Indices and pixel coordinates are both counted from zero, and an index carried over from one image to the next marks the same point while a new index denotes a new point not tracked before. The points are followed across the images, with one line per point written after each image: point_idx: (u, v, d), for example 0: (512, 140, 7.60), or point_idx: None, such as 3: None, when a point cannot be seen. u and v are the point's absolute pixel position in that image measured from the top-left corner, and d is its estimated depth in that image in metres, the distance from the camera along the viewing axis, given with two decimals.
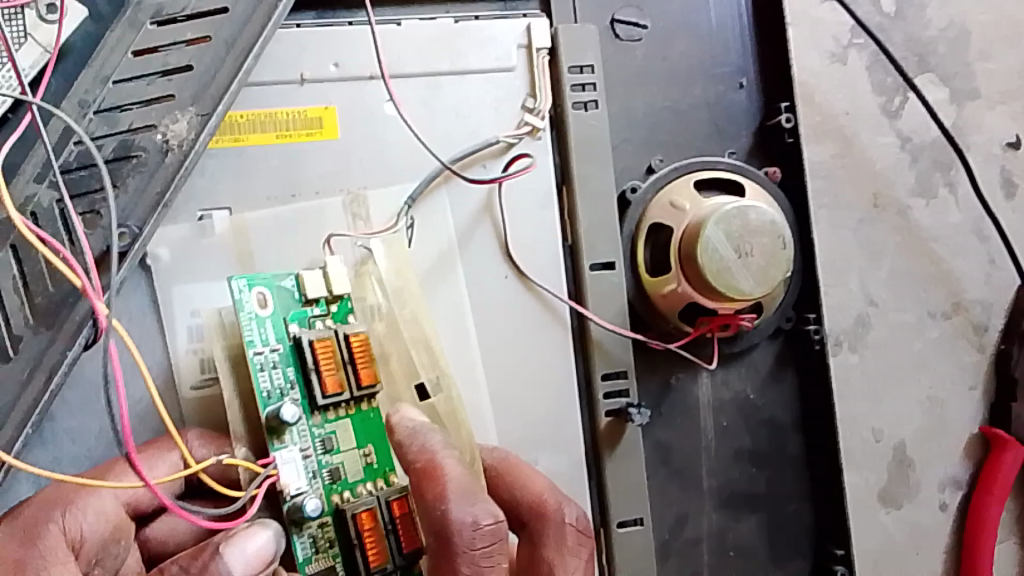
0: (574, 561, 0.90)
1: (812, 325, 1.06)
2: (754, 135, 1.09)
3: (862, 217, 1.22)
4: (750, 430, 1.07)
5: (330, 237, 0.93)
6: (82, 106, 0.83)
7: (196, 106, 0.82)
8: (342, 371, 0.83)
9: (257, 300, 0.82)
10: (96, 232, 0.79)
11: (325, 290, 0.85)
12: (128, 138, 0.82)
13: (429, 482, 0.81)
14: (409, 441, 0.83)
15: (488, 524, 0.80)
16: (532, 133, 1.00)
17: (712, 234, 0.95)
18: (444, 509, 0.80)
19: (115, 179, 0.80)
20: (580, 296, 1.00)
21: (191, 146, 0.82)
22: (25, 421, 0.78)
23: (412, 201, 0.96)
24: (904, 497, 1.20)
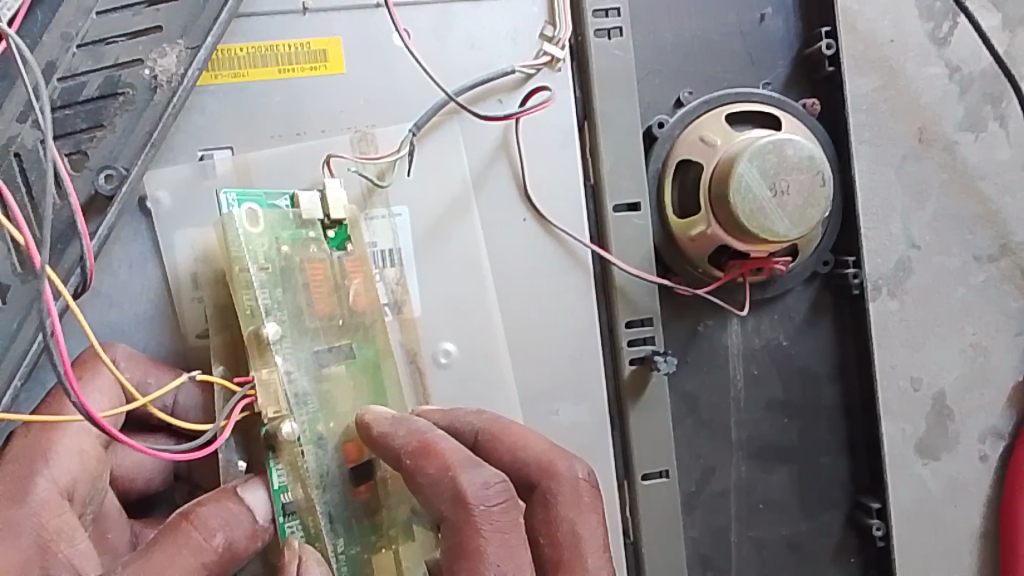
0: (593, 517, 0.78)
1: (851, 269, 1.00)
2: (792, 65, 1.01)
3: (906, 153, 1.14)
4: (783, 379, 1.02)
5: (330, 156, 0.88)
6: (64, 39, 0.77)
7: (186, 38, 0.80)
8: (333, 295, 0.80)
9: (247, 216, 0.77)
10: (82, 174, 0.77)
11: (320, 213, 0.81)
12: (114, 74, 0.78)
13: (427, 461, 0.72)
14: (392, 429, 0.74)
15: (498, 486, 0.72)
16: (552, 64, 0.93)
17: (745, 170, 0.89)
18: (453, 476, 0.71)
19: (101, 118, 0.78)
20: (604, 240, 0.95)
21: (180, 82, 0.80)
22: (15, 373, 0.76)
23: (417, 129, 0.90)
24: (943, 448, 1.14)
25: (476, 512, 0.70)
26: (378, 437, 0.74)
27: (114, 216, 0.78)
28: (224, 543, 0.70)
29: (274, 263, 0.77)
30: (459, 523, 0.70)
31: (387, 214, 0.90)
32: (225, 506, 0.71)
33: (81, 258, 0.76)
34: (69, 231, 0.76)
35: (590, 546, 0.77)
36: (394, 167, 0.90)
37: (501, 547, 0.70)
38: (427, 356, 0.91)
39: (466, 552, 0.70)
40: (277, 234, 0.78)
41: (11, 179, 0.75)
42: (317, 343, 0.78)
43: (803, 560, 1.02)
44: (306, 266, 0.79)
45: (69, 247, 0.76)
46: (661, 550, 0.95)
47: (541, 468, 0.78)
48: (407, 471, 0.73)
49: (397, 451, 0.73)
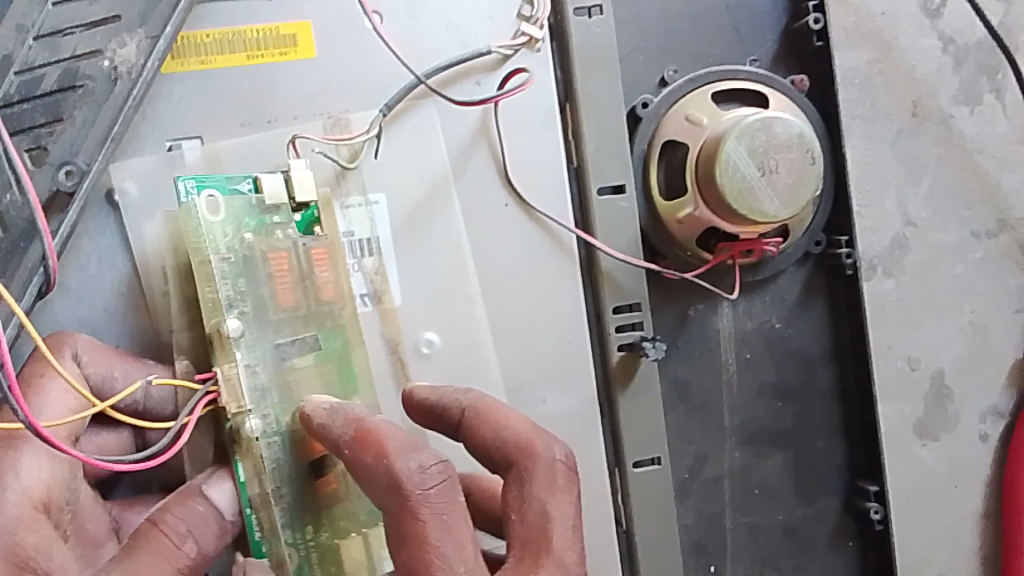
0: (567, 500, 0.75)
1: (845, 249, 0.97)
2: (780, 40, 0.98)
3: (900, 128, 1.11)
4: (776, 362, 1.00)
5: (295, 138, 0.85)
6: (20, 30, 0.74)
7: (145, 27, 0.77)
8: (298, 283, 0.76)
9: (207, 204, 0.74)
10: (42, 169, 0.74)
11: (286, 197, 0.78)
12: (72, 66, 0.75)
13: (364, 450, 0.66)
14: (330, 419, 0.69)
15: (437, 468, 0.66)
16: (531, 44, 0.91)
17: (732, 150, 0.86)
18: (387, 464, 0.65)
19: (59, 111, 0.75)
20: (588, 225, 0.92)
21: (141, 72, 0.77)
22: None
23: (388, 108, 0.88)
24: (942, 428, 1.12)
25: (413, 498, 0.65)
26: (318, 428, 0.69)
27: (75, 213, 0.75)
28: (194, 548, 0.70)
29: (232, 255, 0.74)
30: (400, 509, 0.65)
31: (364, 202, 0.87)
32: (193, 509, 0.71)
33: (43, 257, 0.73)
34: (30, 229, 0.72)
35: (558, 526, 0.73)
36: (364, 149, 0.87)
37: (444, 531, 0.65)
38: (410, 346, 0.88)
39: (409, 540, 0.65)
40: (241, 222, 0.75)
41: None
42: (279, 336, 0.74)
43: (800, 546, 1.00)
44: (268, 255, 0.75)
45: (30, 247, 0.72)
46: (653, 539, 0.93)
47: (521, 448, 0.75)
48: (347, 461, 0.68)
49: (336, 441, 0.68)
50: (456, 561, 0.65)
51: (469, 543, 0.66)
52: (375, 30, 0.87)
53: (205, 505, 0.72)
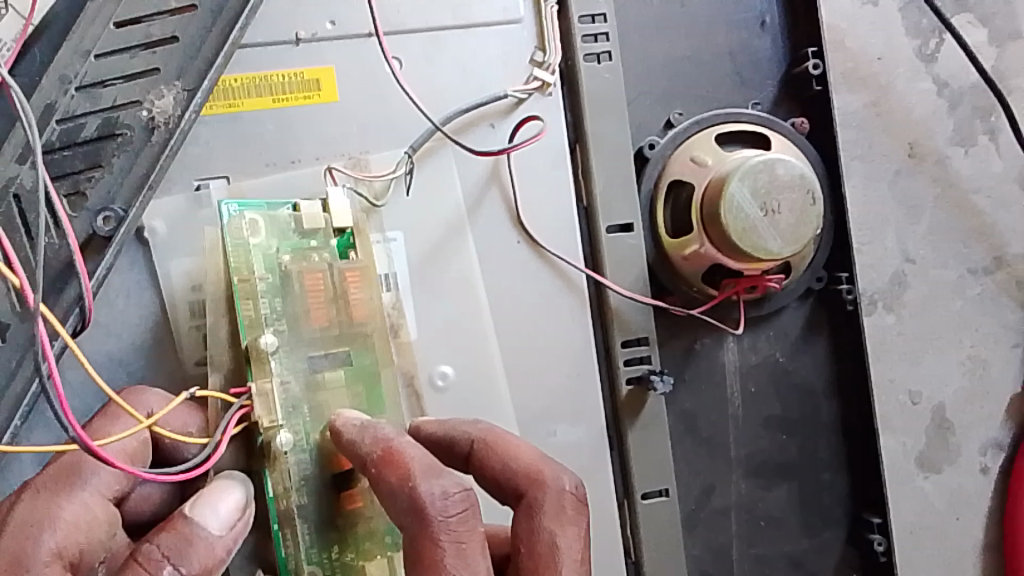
0: (573, 531, 0.76)
1: (845, 285, 1.01)
2: (781, 84, 1.02)
3: (898, 168, 1.15)
4: (781, 395, 1.02)
5: (331, 167, 0.90)
6: (62, 81, 0.79)
7: (182, 80, 0.81)
8: (331, 303, 0.79)
9: (246, 226, 0.79)
10: (80, 214, 0.78)
11: (324, 221, 0.82)
12: (111, 116, 0.79)
13: (389, 468, 0.70)
14: (359, 435, 0.73)
15: (458, 494, 0.69)
16: (543, 88, 0.95)
17: (736, 190, 0.89)
18: (411, 487, 0.68)
19: (98, 159, 0.79)
20: (598, 264, 0.96)
21: (177, 124, 0.80)
22: (14, 411, 0.78)
23: (411, 152, 0.92)
24: (944, 461, 1.14)
25: (433, 524, 0.68)
26: (347, 442, 0.73)
27: (112, 256, 0.79)
28: (178, 573, 0.67)
29: (265, 278, 0.78)
30: (418, 532, 0.68)
31: (383, 239, 0.91)
32: (178, 533, 0.69)
33: (79, 298, 0.77)
34: (67, 270, 0.77)
35: (565, 558, 0.75)
36: (388, 188, 0.91)
37: (458, 558, 0.68)
38: (425, 378, 0.91)
39: (424, 561, 0.68)
40: (280, 243, 0.79)
41: (9, 220, 0.76)
42: (311, 353, 0.78)
43: None
44: (304, 275, 0.79)
45: (68, 287, 0.77)
46: (661, 569, 0.94)
47: (529, 477, 0.77)
48: (372, 478, 0.71)
49: (363, 458, 0.71)
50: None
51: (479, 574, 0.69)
52: (393, 76, 0.91)
53: (189, 528, 0.69)
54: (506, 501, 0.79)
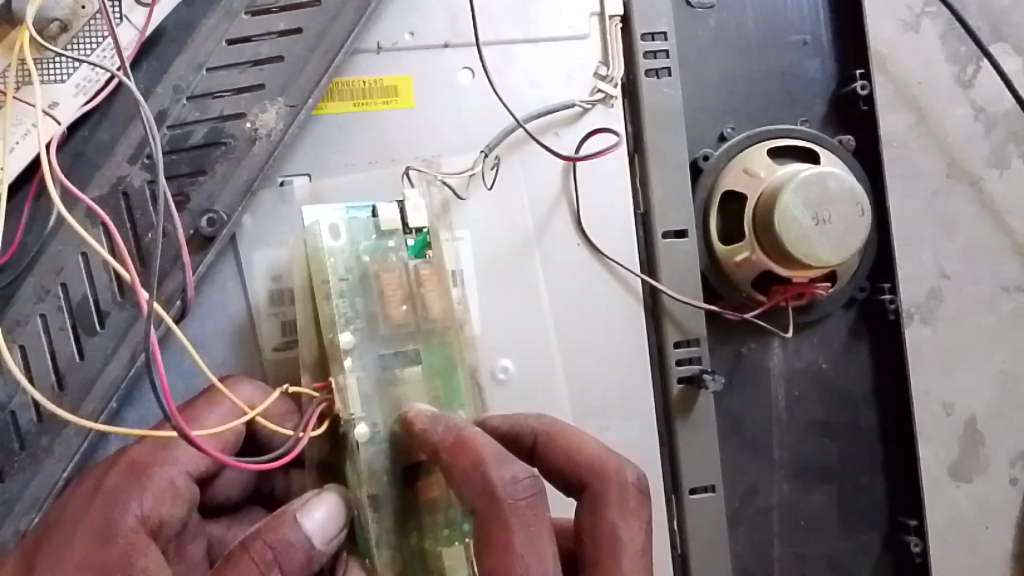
0: (637, 523, 0.81)
1: (887, 295, 1.06)
2: (829, 103, 1.08)
3: (936, 188, 1.20)
4: (823, 400, 1.06)
5: (406, 168, 0.95)
6: (176, 91, 0.86)
7: (285, 96, 0.87)
8: (409, 301, 0.83)
9: (330, 232, 0.83)
10: (184, 214, 0.84)
11: (400, 225, 0.85)
12: (218, 125, 0.86)
13: (461, 457, 0.74)
14: (430, 425, 0.77)
15: (527, 480, 0.74)
16: (606, 100, 1.00)
17: (791, 201, 0.94)
18: (484, 472, 0.73)
19: (203, 164, 0.85)
20: (654, 270, 1.00)
21: (278, 136, 0.87)
22: (109, 395, 0.82)
23: (489, 148, 0.97)
24: (975, 470, 1.18)
25: (505, 507, 0.72)
26: (418, 431, 0.77)
27: (212, 255, 0.85)
28: (279, 575, 0.74)
29: (345, 278, 0.82)
30: (490, 516, 0.73)
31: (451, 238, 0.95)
32: (283, 536, 0.75)
33: (180, 290, 0.82)
34: (170, 265, 0.83)
35: (628, 547, 0.79)
36: (471, 182, 0.97)
37: (528, 540, 0.72)
38: (488, 372, 0.96)
39: (496, 542, 0.72)
40: (357, 246, 0.84)
41: (118, 216, 0.84)
42: (387, 348, 0.82)
43: None
44: (380, 276, 0.83)
45: (170, 278, 0.83)
46: (708, 564, 0.98)
47: (593, 469, 0.82)
48: (444, 466, 0.75)
49: (434, 446, 0.75)
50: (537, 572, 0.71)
51: (547, 556, 0.73)
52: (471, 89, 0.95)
53: (295, 534, 0.75)
54: (570, 491, 0.84)
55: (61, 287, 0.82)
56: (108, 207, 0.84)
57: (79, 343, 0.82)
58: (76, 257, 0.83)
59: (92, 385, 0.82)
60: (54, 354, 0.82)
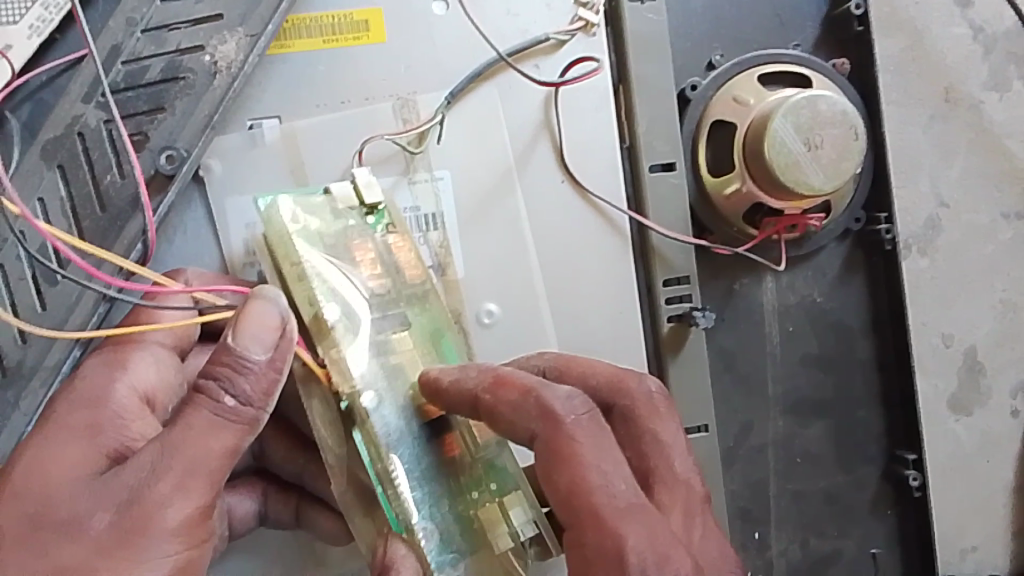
0: (675, 427, 0.80)
1: (884, 224, 1.02)
2: (821, 26, 1.03)
3: (933, 113, 1.15)
4: (818, 335, 1.04)
5: (361, 146, 0.90)
6: (129, 24, 0.83)
7: (245, 27, 0.84)
8: (382, 269, 0.80)
9: (289, 216, 0.79)
10: (144, 154, 0.82)
11: (356, 201, 0.83)
12: (176, 59, 0.83)
13: (506, 390, 0.73)
14: (462, 372, 0.73)
15: (579, 410, 0.73)
16: (586, 29, 0.96)
17: (780, 126, 0.90)
18: (538, 394, 0.73)
19: (163, 101, 0.83)
20: (641, 206, 0.97)
21: (240, 67, 0.84)
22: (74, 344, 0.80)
23: (451, 98, 0.93)
24: (974, 403, 1.16)
25: (569, 422, 0.72)
26: (449, 385, 0.73)
27: (173, 194, 0.83)
28: (238, 400, 0.68)
29: (315, 255, 0.78)
30: (553, 437, 0.72)
31: (430, 178, 0.93)
32: (229, 363, 0.68)
33: (142, 232, 0.81)
34: (131, 208, 0.81)
35: (674, 449, 0.79)
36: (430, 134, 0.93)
37: (600, 452, 0.72)
38: (472, 316, 0.93)
39: (567, 463, 0.71)
40: (321, 227, 0.80)
41: (73, 157, 0.81)
42: (368, 321, 0.76)
43: (841, 511, 1.04)
44: (351, 248, 0.80)
45: (132, 222, 0.81)
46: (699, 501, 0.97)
47: (613, 387, 0.81)
48: (486, 407, 0.73)
49: (472, 390, 0.72)
50: (616, 479, 0.71)
51: (616, 464, 0.72)
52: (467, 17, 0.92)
53: (236, 357, 0.68)
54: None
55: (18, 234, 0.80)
56: (63, 149, 0.81)
57: (40, 293, 0.80)
58: (33, 203, 0.80)
59: (57, 335, 0.80)
60: (15, 306, 0.80)
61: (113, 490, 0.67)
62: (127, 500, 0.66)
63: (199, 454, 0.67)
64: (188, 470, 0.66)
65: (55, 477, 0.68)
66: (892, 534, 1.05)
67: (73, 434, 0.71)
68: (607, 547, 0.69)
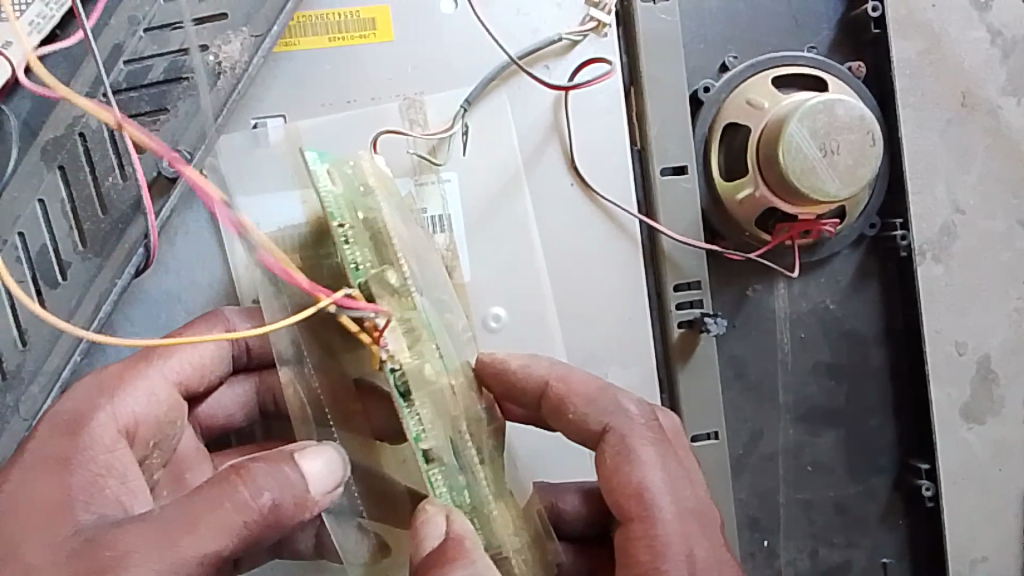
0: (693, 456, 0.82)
1: (899, 231, 1.00)
2: (837, 28, 1.01)
3: (949, 118, 1.13)
4: (830, 342, 1.02)
5: (376, 136, 0.88)
6: (131, 23, 0.82)
7: (249, 27, 0.83)
8: (418, 252, 0.81)
9: (329, 177, 0.77)
10: (146, 156, 0.81)
11: (386, 178, 0.84)
12: (179, 59, 0.82)
13: (577, 385, 0.78)
14: (529, 364, 0.78)
15: (645, 414, 0.77)
16: (598, 29, 0.93)
17: (796, 130, 0.89)
18: (611, 393, 0.77)
19: (165, 102, 0.82)
20: (651, 209, 0.95)
21: (244, 69, 0.83)
22: (73, 348, 0.80)
23: (468, 103, 0.91)
24: (988, 412, 1.14)
25: (639, 423, 0.76)
26: (518, 370, 0.78)
27: (175, 198, 0.82)
28: (270, 503, 0.66)
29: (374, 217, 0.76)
30: (623, 432, 0.76)
31: (437, 180, 0.91)
32: (282, 469, 0.68)
33: (143, 236, 0.80)
34: (132, 210, 0.80)
35: (701, 471, 0.81)
36: (446, 144, 0.91)
37: (663, 457, 0.75)
38: (478, 320, 0.92)
39: (632, 460, 0.74)
40: (363, 196, 0.78)
41: (75, 159, 0.80)
42: (424, 296, 0.76)
43: (851, 522, 1.02)
44: (398, 224, 0.79)
45: (133, 225, 0.80)
46: None
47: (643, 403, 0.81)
48: (555, 398, 0.78)
49: (543, 376, 0.78)
50: (682, 486, 0.75)
51: (675, 472, 0.75)
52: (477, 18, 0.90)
53: (290, 469, 0.69)
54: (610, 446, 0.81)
55: (18, 236, 0.79)
56: (64, 150, 0.80)
57: (41, 296, 0.79)
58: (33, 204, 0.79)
59: (55, 339, 0.79)
60: (14, 308, 0.79)
61: (77, 546, 0.66)
62: (86, 560, 0.64)
63: (194, 546, 0.64)
64: (180, 554, 0.63)
65: (25, 516, 0.68)
66: (903, 546, 1.03)
67: (47, 470, 0.71)
68: (675, 547, 0.72)
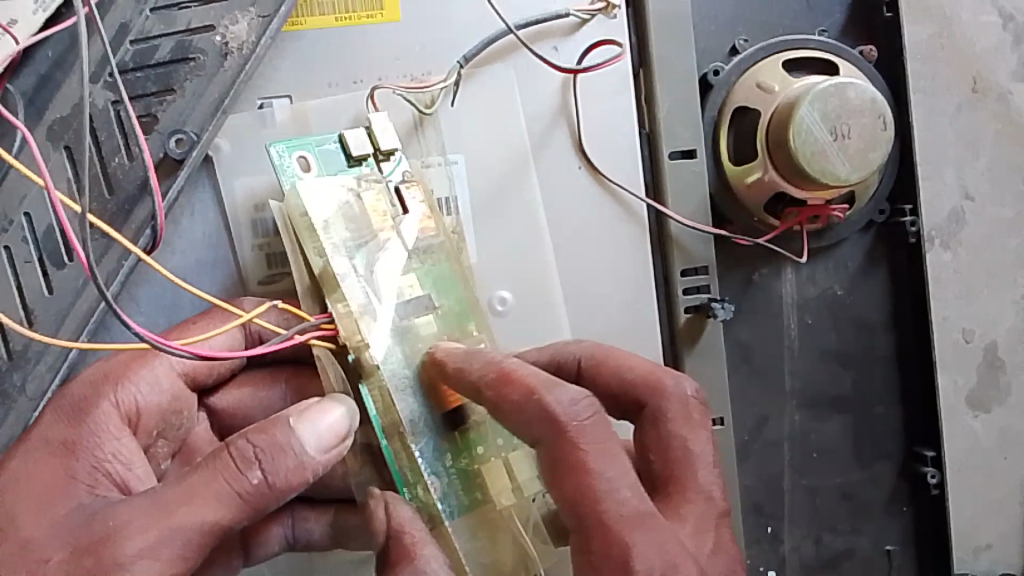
0: (704, 435, 0.77)
1: (908, 217, 0.99)
2: (848, 10, 1.00)
3: (960, 103, 1.12)
4: (837, 328, 1.02)
5: (374, 88, 0.88)
6: (138, 2, 0.81)
7: (257, 7, 0.82)
8: (396, 216, 0.78)
9: (300, 164, 0.79)
10: (153, 137, 0.80)
11: (371, 148, 0.81)
12: (186, 39, 0.81)
13: (508, 389, 0.69)
14: (466, 360, 0.71)
15: (588, 416, 0.69)
16: (607, 10, 0.93)
17: (806, 114, 0.88)
18: (538, 400, 0.69)
19: (171, 82, 0.81)
20: (660, 193, 0.95)
21: (250, 49, 0.82)
22: (81, 329, 0.79)
23: (465, 61, 0.90)
24: (993, 400, 1.14)
25: (571, 428, 0.68)
26: (453, 370, 0.71)
27: (183, 179, 0.81)
28: (260, 477, 0.65)
29: (332, 202, 0.76)
30: (556, 445, 0.68)
31: (443, 162, 0.90)
32: (275, 439, 0.65)
33: (150, 217, 0.80)
34: (139, 191, 0.80)
35: (700, 458, 0.76)
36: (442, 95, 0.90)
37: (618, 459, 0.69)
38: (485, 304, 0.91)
39: (570, 470, 0.68)
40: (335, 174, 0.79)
41: (81, 139, 0.80)
42: (385, 274, 0.75)
43: (856, 508, 1.02)
44: (369, 197, 0.77)
45: (140, 206, 0.80)
46: None
47: (648, 385, 0.78)
48: (489, 402, 0.70)
49: (475, 382, 0.70)
50: (624, 483, 0.68)
51: (618, 472, 0.68)
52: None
53: (285, 439, 0.65)
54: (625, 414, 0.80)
55: (24, 216, 0.79)
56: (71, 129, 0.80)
57: (47, 276, 0.79)
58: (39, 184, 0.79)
59: (63, 320, 0.79)
60: (21, 288, 0.78)
61: (76, 524, 0.66)
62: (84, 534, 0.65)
63: (183, 522, 0.63)
64: (169, 531, 0.63)
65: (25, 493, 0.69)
66: (907, 532, 1.03)
67: (50, 453, 0.72)
68: (615, 548, 0.67)
